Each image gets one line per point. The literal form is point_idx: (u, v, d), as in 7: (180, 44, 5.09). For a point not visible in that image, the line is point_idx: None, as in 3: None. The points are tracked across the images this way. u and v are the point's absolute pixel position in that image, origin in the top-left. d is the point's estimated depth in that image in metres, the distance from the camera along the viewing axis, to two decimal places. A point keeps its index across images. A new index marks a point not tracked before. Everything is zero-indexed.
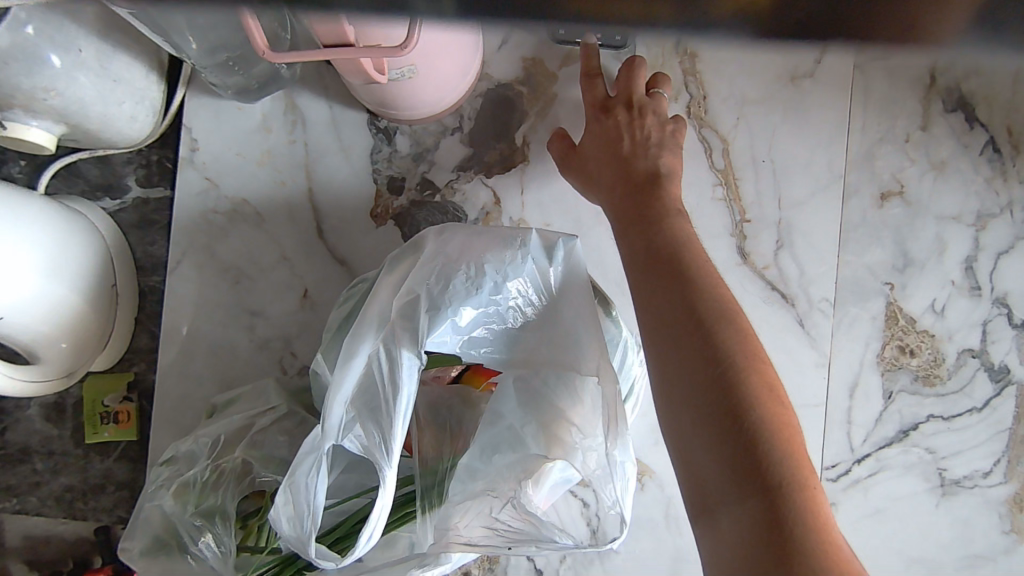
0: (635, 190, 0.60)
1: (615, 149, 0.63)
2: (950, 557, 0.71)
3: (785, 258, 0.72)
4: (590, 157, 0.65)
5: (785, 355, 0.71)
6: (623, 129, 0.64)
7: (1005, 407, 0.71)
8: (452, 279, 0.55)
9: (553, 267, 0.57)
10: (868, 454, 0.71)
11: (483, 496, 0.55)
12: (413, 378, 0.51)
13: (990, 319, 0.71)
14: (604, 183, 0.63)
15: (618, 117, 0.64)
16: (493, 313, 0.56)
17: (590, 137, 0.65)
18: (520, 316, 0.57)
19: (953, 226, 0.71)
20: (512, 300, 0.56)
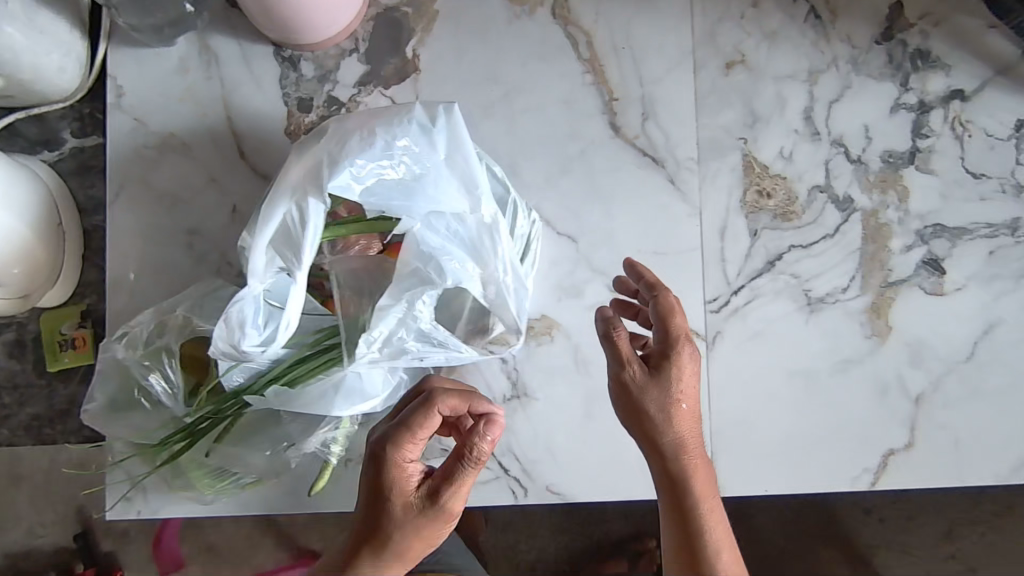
0: (688, 463, 0.70)
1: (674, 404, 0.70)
2: (825, 365, 0.81)
3: (651, 127, 0.82)
4: (655, 386, 0.70)
5: (661, 211, 0.82)
6: (687, 391, 0.70)
7: (853, 232, 0.82)
8: (348, 140, 0.64)
9: (436, 129, 0.66)
10: (742, 285, 0.82)
11: (395, 324, 0.64)
12: (318, 217, 0.61)
13: (832, 158, 0.82)
14: (661, 434, 0.69)
15: (693, 365, 0.71)
16: (388, 168, 0.64)
17: (664, 367, 0.70)
18: (413, 171, 0.65)
19: (789, 84, 0.83)
20: (403, 158, 0.65)
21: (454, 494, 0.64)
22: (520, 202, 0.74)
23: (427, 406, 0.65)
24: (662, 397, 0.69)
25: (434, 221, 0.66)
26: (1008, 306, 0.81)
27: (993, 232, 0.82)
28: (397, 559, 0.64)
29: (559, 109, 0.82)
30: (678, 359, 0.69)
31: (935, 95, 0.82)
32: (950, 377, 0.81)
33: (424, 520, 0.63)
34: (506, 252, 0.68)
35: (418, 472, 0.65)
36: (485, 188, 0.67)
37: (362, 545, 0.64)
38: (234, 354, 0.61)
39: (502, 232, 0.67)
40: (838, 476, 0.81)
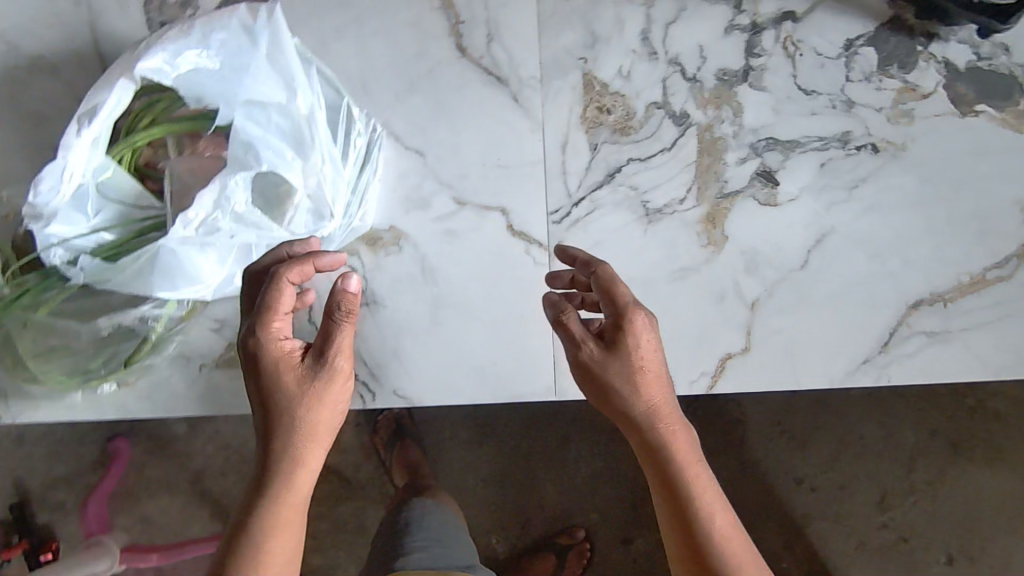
0: (660, 430, 0.71)
1: (638, 373, 0.70)
2: (662, 272, 0.84)
3: (496, 48, 0.87)
4: (614, 359, 0.69)
5: (505, 127, 0.86)
6: (648, 356, 0.70)
7: (689, 146, 0.86)
8: (167, 28, 0.68)
9: (258, 25, 0.70)
10: (583, 197, 0.85)
11: (211, 207, 0.67)
12: (122, 98, 0.67)
13: (669, 76, 0.86)
14: (632, 408, 0.70)
15: (651, 331, 0.70)
16: (207, 57, 0.69)
17: (619, 341, 0.69)
18: (231, 63, 0.70)
19: (627, 7, 0.87)
20: (221, 51, 0.70)
21: (338, 352, 0.68)
22: (354, 106, 0.79)
23: (275, 281, 0.66)
24: (625, 370, 0.69)
25: (254, 111, 0.71)
26: (840, 216, 0.85)
27: (824, 144, 0.85)
28: (307, 434, 0.68)
29: (408, 31, 0.87)
30: (632, 332, 0.69)
31: (766, 17, 0.86)
32: (783, 284, 0.84)
33: (321, 384, 0.68)
34: (323, 146, 0.73)
35: (297, 348, 0.68)
36: (304, 84, 0.72)
37: (274, 436, 0.68)
38: (36, 210, 0.67)
39: (319, 126, 0.72)
40: (676, 380, 0.84)
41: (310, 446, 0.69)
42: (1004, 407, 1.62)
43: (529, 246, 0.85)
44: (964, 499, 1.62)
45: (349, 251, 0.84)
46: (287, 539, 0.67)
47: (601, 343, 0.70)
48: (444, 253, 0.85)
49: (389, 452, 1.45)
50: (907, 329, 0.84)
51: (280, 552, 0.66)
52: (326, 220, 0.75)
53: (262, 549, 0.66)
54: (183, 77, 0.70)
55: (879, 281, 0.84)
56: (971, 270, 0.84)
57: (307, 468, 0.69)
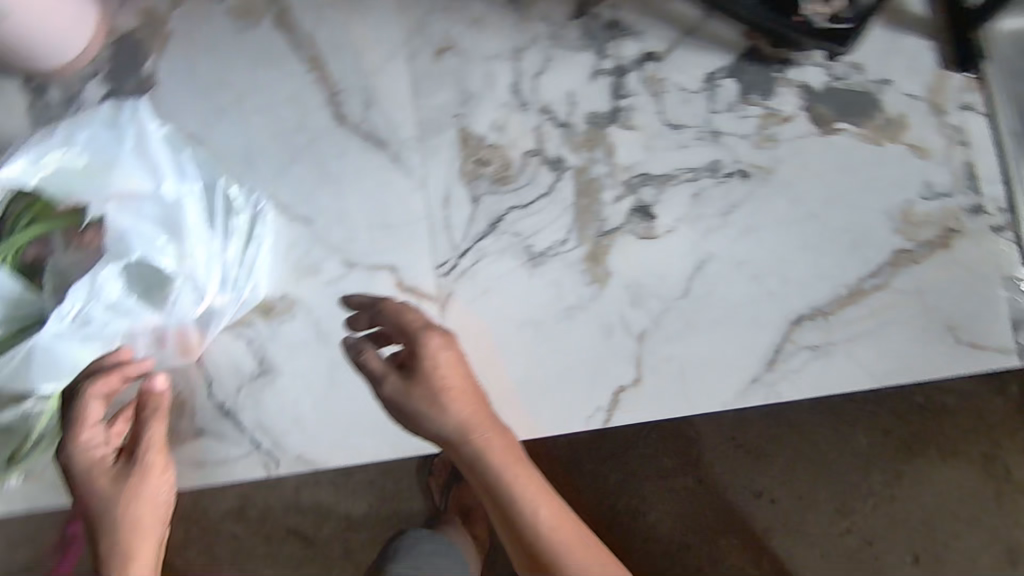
0: (469, 441, 0.76)
1: (440, 394, 0.76)
2: (551, 313, 0.86)
3: (373, 113, 0.90)
4: (415, 388, 0.76)
5: (386, 187, 0.89)
6: (447, 379, 0.76)
7: (566, 189, 0.88)
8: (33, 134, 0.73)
9: (123, 124, 0.76)
10: (469, 248, 0.88)
11: (82, 300, 0.73)
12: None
13: (541, 124, 0.90)
14: (440, 427, 0.76)
15: (449, 351, 0.77)
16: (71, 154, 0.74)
17: (418, 371, 0.76)
18: (96, 156, 0.75)
19: (495, 63, 0.91)
20: (85, 146, 0.75)
21: (148, 447, 0.76)
22: (230, 185, 0.82)
23: (79, 399, 0.74)
24: (426, 394, 0.76)
25: (127, 197, 0.76)
26: (717, 242, 0.88)
27: (694, 175, 0.89)
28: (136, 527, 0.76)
29: (287, 104, 0.90)
30: (427, 359, 0.76)
31: (629, 59, 0.91)
32: (669, 313, 0.86)
33: (140, 477, 0.76)
34: (196, 227, 0.78)
35: (109, 453, 0.77)
36: (171, 173, 0.78)
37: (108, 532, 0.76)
38: None
39: (189, 209, 0.78)
40: (573, 419, 0.85)
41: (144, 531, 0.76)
42: (951, 400, 1.63)
43: (420, 301, 0.87)
44: (923, 495, 1.62)
45: (245, 322, 0.86)
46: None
47: (403, 374, 0.77)
48: (337, 315, 0.86)
49: (443, 495, 1.51)
50: (792, 345, 0.86)
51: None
52: (208, 296, 0.80)
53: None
54: (50, 176, 0.75)
55: (761, 302, 0.87)
56: (847, 282, 0.87)
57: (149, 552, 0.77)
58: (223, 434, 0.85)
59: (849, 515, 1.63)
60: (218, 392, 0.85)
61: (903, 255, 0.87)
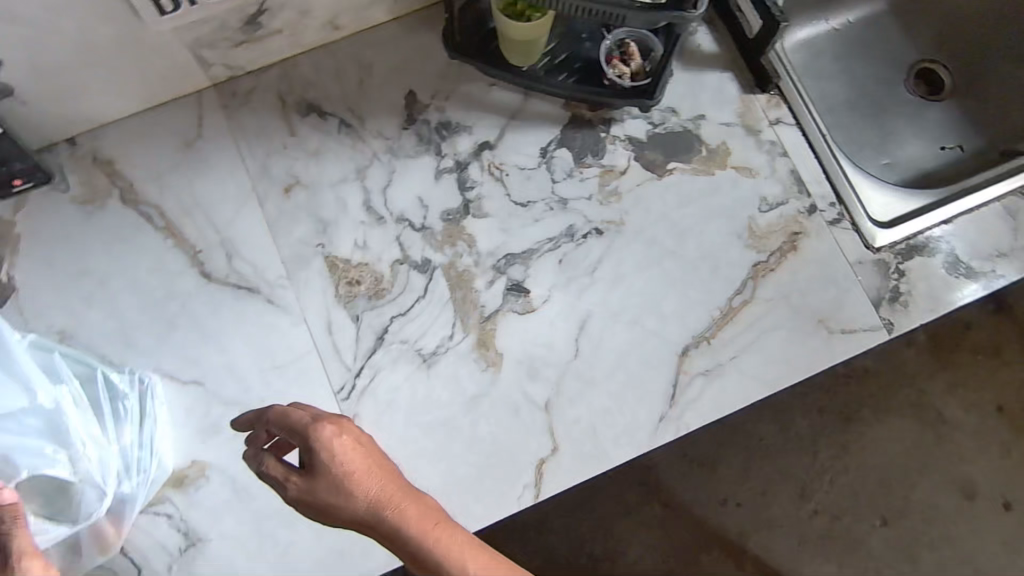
0: (382, 514, 0.73)
1: (339, 477, 0.74)
2: (457, 408, 0.89)
3: (238, 262, 0.93)
4: (313, 480, 0.74)
5: (268, 329, 0.91)
6: (344, 460, 0.75)
7: (440, 287, 0.92)
8: None
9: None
10: (362, 366, 0.90)
11: None
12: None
13: (401, 233, 0.94)
14: (350, 510, 0.74)
15: (342, 437, 0.76)
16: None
17: (313, 462, 0.75)
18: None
19: (343, 186, 0.95)
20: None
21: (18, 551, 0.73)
22: (107, 370, 0.82)
23: None
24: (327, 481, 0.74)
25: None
26: (592, 299, 0.92)
27: (555, 244, 0.94)
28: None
29: (151, 275, 0.92)
30: (318, 447, 0.75)
31: (466, 153, 0.96)
32: (566, 376, 0.90)
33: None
34: (80, 430, 0.75)
35: None
36: (42, 380, 0.74)
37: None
38: None
39: (69, 414, 0.75)
40: (505, 503, 0.87)
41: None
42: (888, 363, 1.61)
43: None
44: (878, 451, 1.58)
45: (160, 501, 0.85)
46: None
47: (302, 471, 0.76)
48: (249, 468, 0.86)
49: None
50: (686, 376, 0.90)
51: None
52: (109, 493, 0.78)
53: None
54: None
55: (647, 343, 0.91)
56: (718, 304, 0.92)
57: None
58: None
59: (813, 495, 1.56)
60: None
61: (760, 266, 0.93)
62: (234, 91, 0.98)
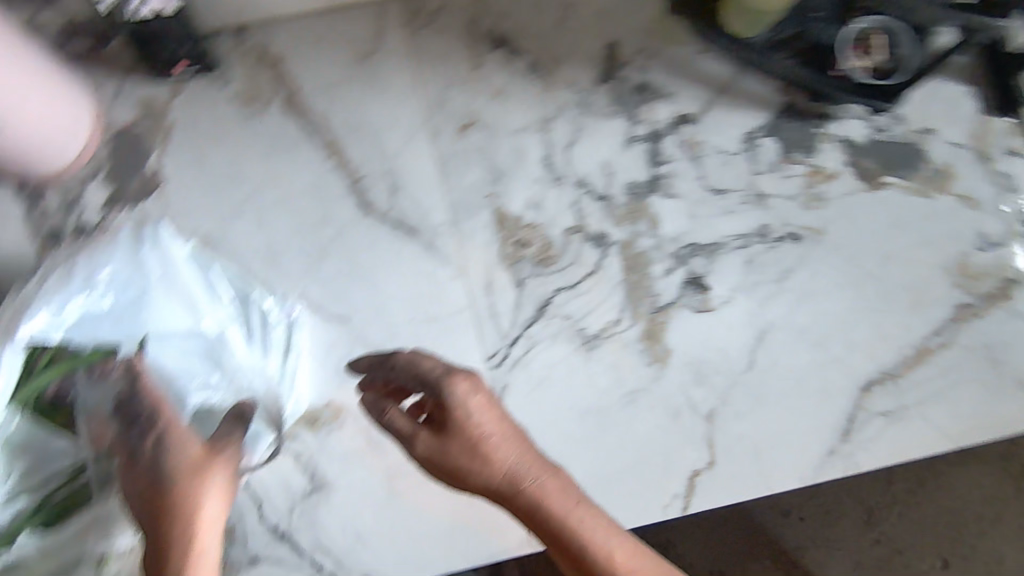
0: (521, 483, 0.71)
1: (474, 439, 0.72)
2: (613, 399, 0.83)
3: (401, 198, 0.84)
4: (448, 438, 0.73)
5: (425, 278, 0.84)
6: (480, 421, 0.73)
7: (613, 266, 0.85)
8: (48, 278, 0.69)
9: (150, 244, 0.76)
10: (518, 335, 0.84)
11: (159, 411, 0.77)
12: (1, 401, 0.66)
13: (579, 199, 0.85)
14: (484, 473, 0.72)
15: (477, 397, 0.73)
16: (99, 297, 0.72)
17: (447, 420, 0.73)
18: (122, 298, 0.74)
19: (525, 135, 0.86)
20: (109, 285, 0.73)
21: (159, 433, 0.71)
22: (263, 296, 0.80)
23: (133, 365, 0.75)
24: (463, 440, 0.72)
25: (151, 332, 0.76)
26: (775, 310, 0.85)
27: (745, 242, 0.85)
28: (190, 527, 0.68)
29: (307, 195, 0.84)
30: (457, 405, 0.73)
31: (663, 123, 0.86)
32: (734, 389, 0.84)
33: (200, 480, 0.70)
34: (241, 358, 0.78)
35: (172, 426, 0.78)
36: (202, 300, 0.77)
37: (157, 536, 0.67)
38: None
39: (229, 342, 0.77)
40: (649, 509, 0.83)
41: (199, 540, 0.68)
42: None
43: None
44: (971, 494, 1.36)
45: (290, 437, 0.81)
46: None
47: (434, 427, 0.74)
48: None
49: None
50: (865, 413, 0.84)
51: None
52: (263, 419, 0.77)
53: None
54: (74, 325, 0.71)
55: (825, 370, 0.85)
56: (912, 342, 0.84)
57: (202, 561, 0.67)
58: (278, 560, 0.80)
59: (878, 524, 1.38)
60: (268, 515, 0.81)
61: (967, 310, 0.84)
62: (422, 7, 0.89)
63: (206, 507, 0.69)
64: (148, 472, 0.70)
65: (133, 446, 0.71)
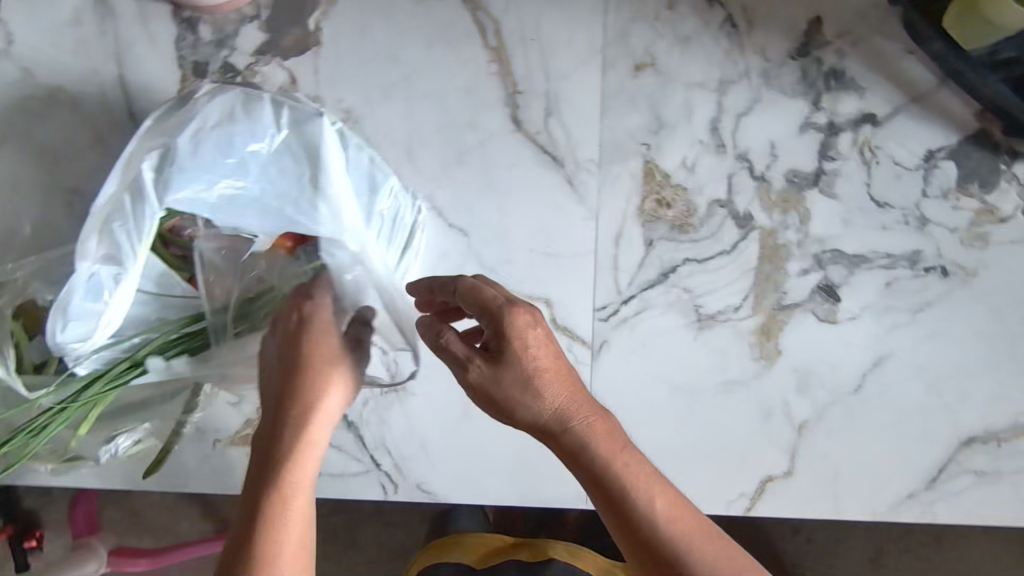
0: (572, 432, 0.62)
1: (530, 373, 0.61)
2: (709, 385, 0.81)
3: (554, 124, 0.80)
4: (503, 369, 0.61)
5: (555, 213, 0.80)
6: (541, 353, 0.61)
7: (749, 250, 0.80)
8: (203, 148, 0.65)
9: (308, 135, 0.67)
10: (633, 295, 0.80)
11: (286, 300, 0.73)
12: (154, 222, 0.64)
13: (735, 173, 0.80)
14: (538, 414, 0.62)
15: (540, 326, 0.61)
16: (241, 181, 0.67)
17: (503, 348, 0.61)
18: (271, 188, 0.67)
19: (699, 92, 0.80)
20: (256, 172, 0.67)
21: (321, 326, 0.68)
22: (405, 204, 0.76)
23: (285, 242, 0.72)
24: (519, 374, 0.60)
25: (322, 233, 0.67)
26: (899, 340, 0.81)
27: (891, 263, 0.81)
28: (313, 411, 0.65)
29: (460, 97, 0.79)
30: (513, 333, 0.60)
31: (845, 117, 0.80)
32: (833, 407, 0.81)
33: (319, 385, 0.66)
34: (376, 277, 0.72)
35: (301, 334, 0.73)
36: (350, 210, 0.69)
37: (282, 404, 0.66)
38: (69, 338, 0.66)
39: (372, 261, 0.71)
40: (713, 501, 0.82)
41: (309, 429, 0.65)
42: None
43: (571, 341, 0.81)
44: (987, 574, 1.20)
45: None
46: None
47: (488, 356, 0.62)
48: None
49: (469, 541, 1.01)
50: (955, 466, 0.81)
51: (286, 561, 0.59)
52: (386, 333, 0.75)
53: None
54: (218, 207, 0.67)
55: (931, 414, 0.81)
56: None
57: (308, 447, 0.64)
58: (341, 447, 0.80)
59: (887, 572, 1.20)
60: None
61: None
62: None
63: (333, 397, 0.67)
64: (294, 336, 0.68)
65: (287, 310, 0.69)
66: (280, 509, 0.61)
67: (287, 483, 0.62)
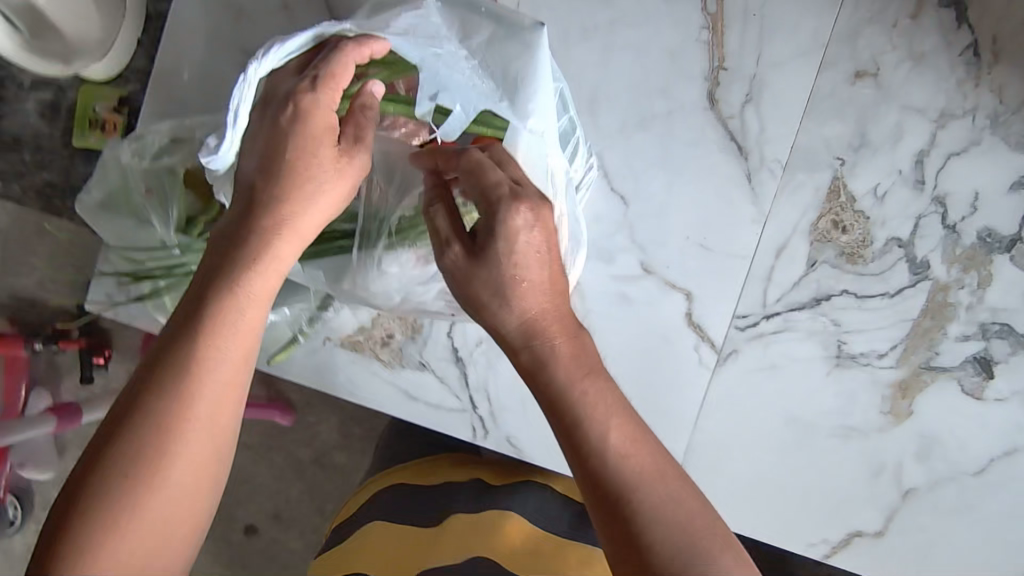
0: (537, 336, 0.54)
1: (515, 264, 0.54)
2: (826, 425, 0.77)
3: (750, 112, 0.75)
4: (478, 263, 0.55)
5: (724, 205, 0.75)
6: (528, 248, 0.54)
7: (914, 300, 0.75)
8: (425, 26, 0.61)
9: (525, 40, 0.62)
10: (777, 312, 0.76)
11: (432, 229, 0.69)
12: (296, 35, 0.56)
13: (925, 215, 0.74)
14: (502, 320, 0.55)
15: (530, 220, 0.54)
16: (454, 68, 0.61)
17: (486, 242, 0.54)
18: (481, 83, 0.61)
19: (915, 118, 0.73)
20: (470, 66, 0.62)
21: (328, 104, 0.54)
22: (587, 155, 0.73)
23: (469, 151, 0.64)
24: (492, 272, 0.54)
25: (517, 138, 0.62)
26: None
27: None
28: (277, 233, 0.52)
29: (662, 59, 0.75)
30: (507, 223, 0.53)
31: None
32: (947, 483, 0.77)
33: (301, 175, 0.53)
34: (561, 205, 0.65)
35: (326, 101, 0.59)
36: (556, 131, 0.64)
37: (244, 226, 0.52)
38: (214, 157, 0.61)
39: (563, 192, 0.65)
40: (794, 539, 0.79)
41: (275, 250, 0.52)
42: None
43: (699, 341, 0.77)
44: None
45: None
46: (205, 436, 0.49)
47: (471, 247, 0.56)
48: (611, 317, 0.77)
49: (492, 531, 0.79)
50: None
51: (213, 389, 0.49)
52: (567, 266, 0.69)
53: (168, 411, 0.47)
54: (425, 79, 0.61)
55: None
56: None
57: (270, 267, 0.52)
58: (443, 380, 0.78)
59: None
60: (455, 337, 0.77)
61: None
62: None
63: (307, 214, 0.53)
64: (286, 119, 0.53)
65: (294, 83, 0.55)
66: (198, 339, 0.49)
67: (231, 295, 0.50)
